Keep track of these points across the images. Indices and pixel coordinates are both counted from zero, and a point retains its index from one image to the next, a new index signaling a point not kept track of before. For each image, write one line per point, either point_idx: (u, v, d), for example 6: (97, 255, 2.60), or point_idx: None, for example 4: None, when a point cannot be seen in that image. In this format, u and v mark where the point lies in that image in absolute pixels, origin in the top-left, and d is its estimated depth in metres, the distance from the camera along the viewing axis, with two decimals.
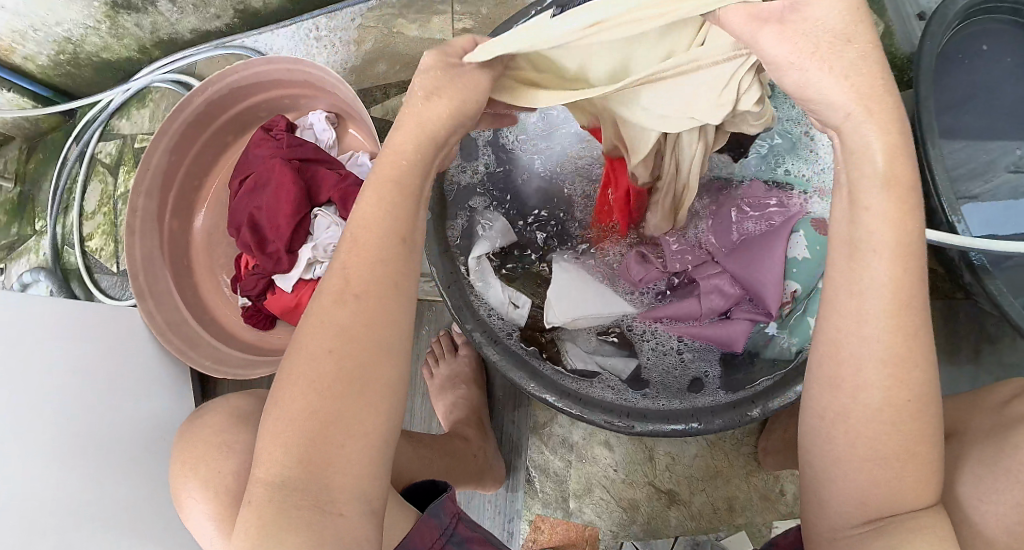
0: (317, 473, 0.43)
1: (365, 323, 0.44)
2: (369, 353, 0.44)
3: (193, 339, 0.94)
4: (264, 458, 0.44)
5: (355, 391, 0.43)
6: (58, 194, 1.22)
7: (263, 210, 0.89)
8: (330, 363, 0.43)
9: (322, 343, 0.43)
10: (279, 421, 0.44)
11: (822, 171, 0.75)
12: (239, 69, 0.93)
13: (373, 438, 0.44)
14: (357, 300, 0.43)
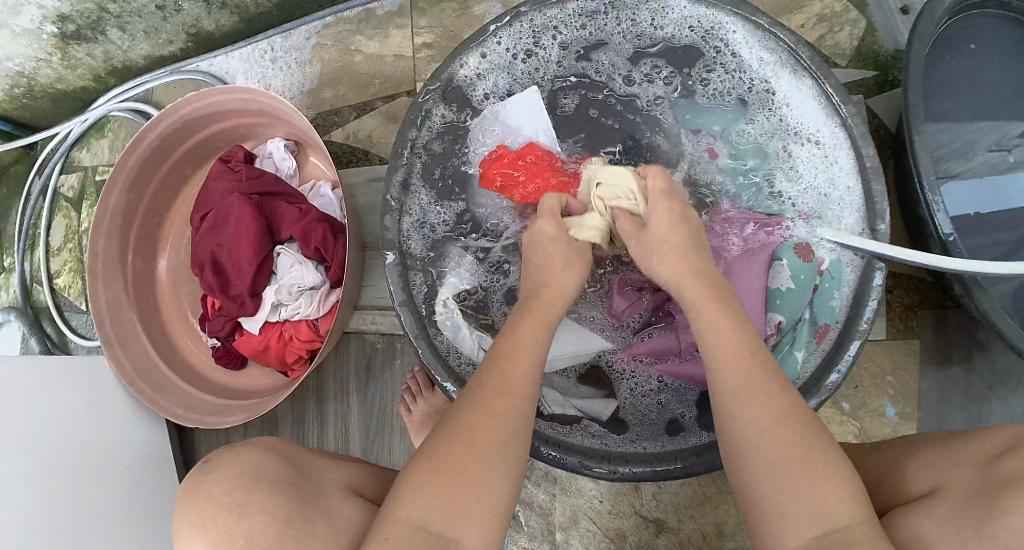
0: (455, 509, 0.50)
1: (517, 393, 0.55)
2: (518, 417, 0.54)
3: (165, 386, 0.91)
4: (408, 502, 0.50)
5: (507, 438, 0.53)
6: (22, 231, 1.18)
7: (225, 249, 0.86)
8: (485, 426, 0.53)
9: (487, 402, 0.54)
10: (443, 458, 0.51)
11: (805, 188, 0.74)
12: (191, 100, 0.89)
13: (502, 490, 0.52)
14: (511, 383, 0.55)
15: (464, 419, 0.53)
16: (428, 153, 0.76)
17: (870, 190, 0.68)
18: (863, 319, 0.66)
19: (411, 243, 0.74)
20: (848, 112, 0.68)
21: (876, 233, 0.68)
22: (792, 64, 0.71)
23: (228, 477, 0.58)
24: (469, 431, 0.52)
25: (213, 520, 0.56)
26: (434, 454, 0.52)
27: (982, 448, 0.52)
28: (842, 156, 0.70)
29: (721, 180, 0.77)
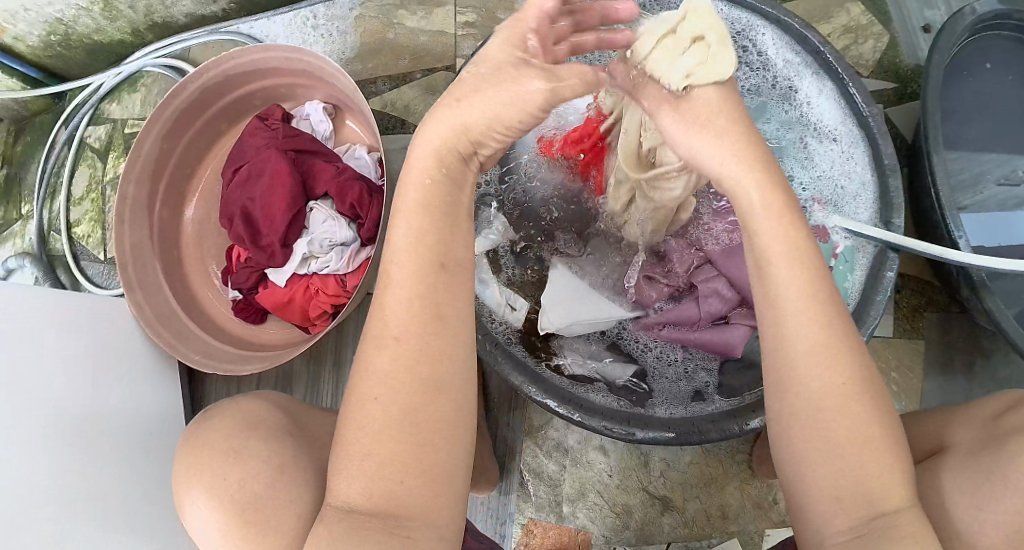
0: (386, 491, 0.44)
1: (427, 359, 0.45)
2: (431, 389, 0.45)
3: (183, 333, 0.91)
4: (338, 484, 0.45)
5: (414, 410, 0.44)
6: (45, 178, 1.19)
7: (257, 201, 0.87)
8: (395, 407, 0.44)
9: (384, 381, 0.45)
10: (357, 442, 0.45)
11: (820, 179, 0.78)
12: (234, 56, 0.91)
13: (443, 464, 0.45)
14: (398, 342, 0.45)
15: (359, 393, 0.45)
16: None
17: (886, 185, 0.70)
18: (876, 304, 0.67)
19: None
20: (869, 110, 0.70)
21: (890, 226, 0.70)
22: (817, 63, 0.73)
23: (227, 423, 0.57)
24: (369, 402, 0.45)
25: (206, 464, 0.54)
26: (348, 433, 0.45)
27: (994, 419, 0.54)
28: (857, 153, 0.73)
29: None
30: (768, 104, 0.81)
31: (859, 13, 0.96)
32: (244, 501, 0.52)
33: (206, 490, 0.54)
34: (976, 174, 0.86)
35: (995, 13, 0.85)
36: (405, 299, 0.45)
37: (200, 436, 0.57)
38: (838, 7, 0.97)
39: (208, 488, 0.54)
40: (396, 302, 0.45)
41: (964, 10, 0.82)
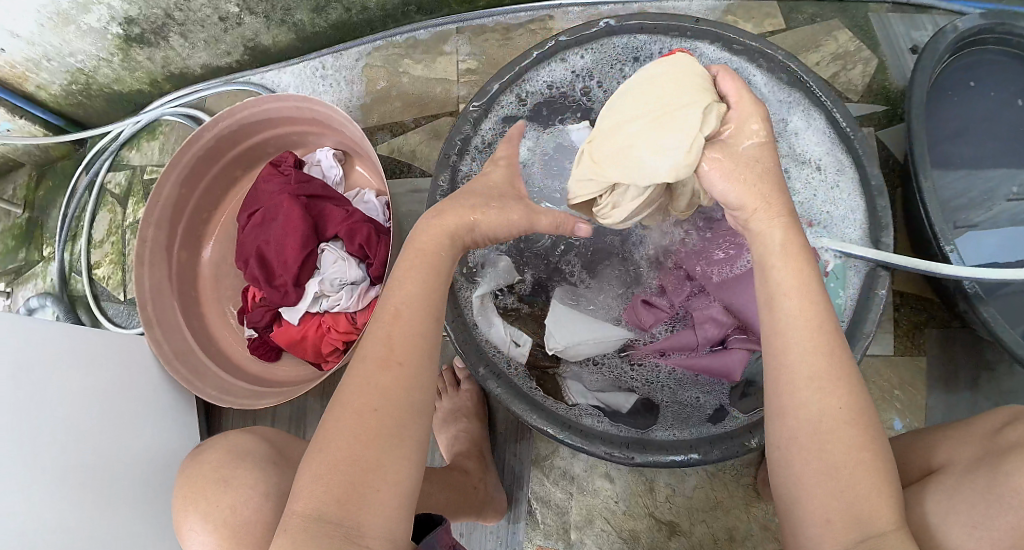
0: (344, 495, 0.49)
1: (401, 386, 0.53)
2: (405, 409, 0.52)
3: (199, 369, 0.95)
4: (301, 494, 0.50)
5: (395, 423, 0.51)
6: (67, 222, 1.24)
7: (270, 243, 0.91)
8: (370, 418, 0.51)
9: (373, 393, 0.52)
10: (329, 454, 0.50)
11: (798, 205, 0.82)
12: (249, 105, 0.96)
13: (398, 486, 0.51)
14: (399, 365, 0.53)
15: (345, 405, 0.52)
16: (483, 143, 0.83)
17: (874, 205, 0.74)
18: (868, 321, 0.71)
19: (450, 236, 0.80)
20: (854, 136, 0.75)
21: (879, 244, 0.74)
22: (804, 94, 0.78)
23: (217, 457, 0.66)
24: (350, 416, 0.51)
25: (201, 494, 0.64)
26: (316, 447, 0.51)
27: (988, 425, 0.56)
28: (846, 178, 0.77)
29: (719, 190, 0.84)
30: None
31: (846, 40, 1.01)
32: (236, 523, 0.61)
33: (201, 516, 0.63)
34: (972, 195, 0.90)
35: (979, 29, 0.87)
36: (404, 336, 0.54)
37: (192, 469, 0.66)
38: (826, 35, 1.01)
39: (201, 516, 0.63)
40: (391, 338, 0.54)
41: (945, 30, 0.84)
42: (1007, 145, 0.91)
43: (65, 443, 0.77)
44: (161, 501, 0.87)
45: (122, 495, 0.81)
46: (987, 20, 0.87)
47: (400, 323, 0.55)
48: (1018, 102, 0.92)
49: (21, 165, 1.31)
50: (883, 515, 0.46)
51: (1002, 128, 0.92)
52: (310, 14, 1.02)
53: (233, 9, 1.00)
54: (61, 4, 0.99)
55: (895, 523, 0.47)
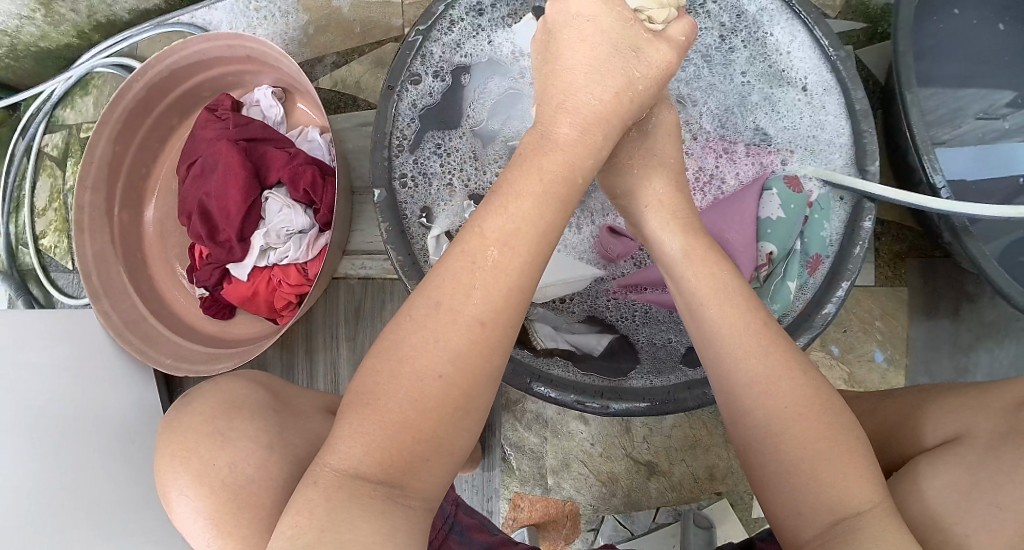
0: (403, 459, 0.42)
1: (483, 346, 0.44)
2: (473, 382, 0.44)
3: (152, 336, 0.90)
4: (338, 445, 0.43)
5: (466, 395, 0.44)
6: (7, 195, 1.15)
7: (213, 196, 0.84)
8: (435, 384, 0.43)
9: (442, 356, 0.44)
10: (387, 405, 0.43)
11: (783, 128, 0.76)
12: (177, 48, 0.87)
13: (455, 454, 0.44)
14: (481, 327, 0.44)
15: (416, 363, 0.44)
16: (439, 57, 0.74)
17: (859, 130, 0.69)
18: (855, 254, 0.66)
19: (394, 184, 0.71)
20: (841, 60, 0.69)
21: (865, 172, 0.69)
22: (785, 8, 0.71)
23: (181, 416, 0.59)
24: (396, 375, 0.43)
25: (162, 462, 0.57)
26: (362, 393, 0.44)
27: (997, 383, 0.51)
28: (829, 100, 0.71)
29: (705, 106, 0.79)
30: (732, 49, 0.77)
31: None
32: (235, 486, 0.53)
33: (192, 482, 0.54)
34: (955, 122, 0.84)
35: None
36: (499, 280, 0.45)
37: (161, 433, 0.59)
38: None
39: (167, 488, 0.56)
40: (474, 289, 0.45)
41: None
42: (991, 70, 0.84)
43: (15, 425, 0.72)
44: (124, 482, 0.84)
45: (81, 475, 0.78)
46: None
47: (477, 274, 0.45)
48: (999, 26, 0.84)
49: None
50: (856, 480, 0.43)
51: (986, 53, 0.84)
52: None
53: None
54: None
55: (874, 481, 0.43)
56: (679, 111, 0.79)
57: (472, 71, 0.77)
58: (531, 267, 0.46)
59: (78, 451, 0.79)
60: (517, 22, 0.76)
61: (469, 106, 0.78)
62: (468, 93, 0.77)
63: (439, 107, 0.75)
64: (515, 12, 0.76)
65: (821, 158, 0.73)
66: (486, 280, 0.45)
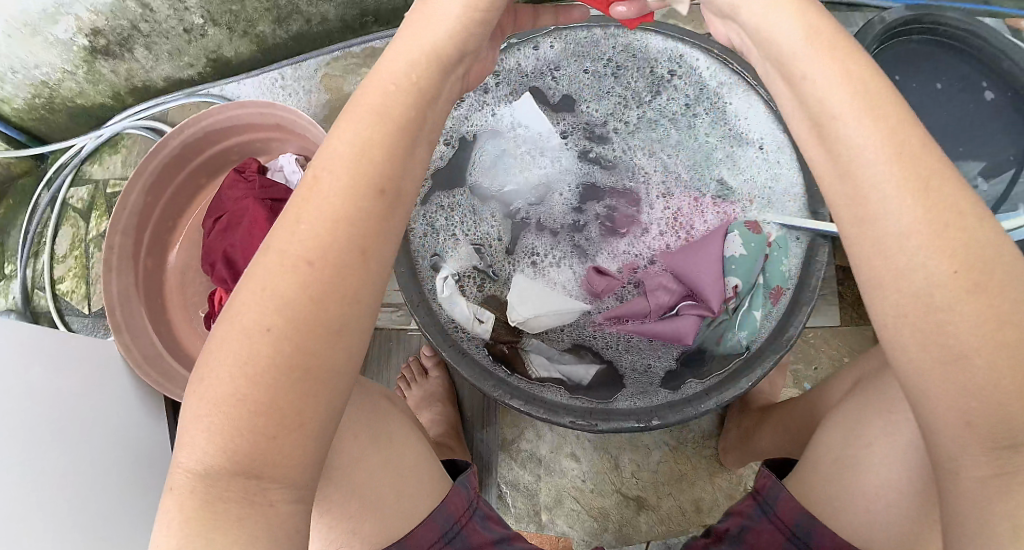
0: (248, 445, 0.42)
1: (317, 295, 0.41)
2: (314, 340, 0.41)
3: (171, 372, 0.96)
4: (187, 441, 0.43)
5: (302, 356, 0.41)
6: (28, 239, 1.24)
7: (237, 247, 0.92)
8: (262, 355, 0.41)
9: (262, 313, 0.41)
10: (213, 389, 0.42)
11: (745, 181, 0.85)
12: (212, 112, 0.98)
13: (308, 435, 0.43)
14: (310, 267, 0.41)
15: (241, 327, 0.42)
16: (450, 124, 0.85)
17: (810, 182, 0.78)
18: (810, 284, 0.75)
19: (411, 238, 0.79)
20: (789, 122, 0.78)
21: (817, 216, 0.78)
22: (740, 80, 0.81)
23: None
24: None
25: None
26: (194, 382, 0.43)
27: None
28: (783, 157, 0.81)
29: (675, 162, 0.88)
30: (696, 115, 0.86)
31: None
32: None
33: None
34: None
35: (905, 20, 0.96)
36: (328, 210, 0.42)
37: None
38: None
39: None
40: (298, 226, 0.42)
41: (872, 20, 0.93)
42: (933, 126, 0.99)
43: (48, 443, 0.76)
44: (132, 511, 0.86)
45: (96, 499, 0.81)
46: (911, 12, 0.96)
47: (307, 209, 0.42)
48: (939, 85, 1.00)
49: None
50: None
51: (930, 113, 1.00)
52: (272, 26, 1.08)
53: (198, 21, 1.05)
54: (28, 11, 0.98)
55: None
56: (651, 168, 0.88)
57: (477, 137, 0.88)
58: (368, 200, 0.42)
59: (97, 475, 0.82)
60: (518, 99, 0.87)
61: (472, 166, 0.87)
62: (474, 155, 0.88)
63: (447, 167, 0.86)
64: (516, 90, 0.88)
65: (779, 203, 0.82)
66: (318, 212, 0.41)
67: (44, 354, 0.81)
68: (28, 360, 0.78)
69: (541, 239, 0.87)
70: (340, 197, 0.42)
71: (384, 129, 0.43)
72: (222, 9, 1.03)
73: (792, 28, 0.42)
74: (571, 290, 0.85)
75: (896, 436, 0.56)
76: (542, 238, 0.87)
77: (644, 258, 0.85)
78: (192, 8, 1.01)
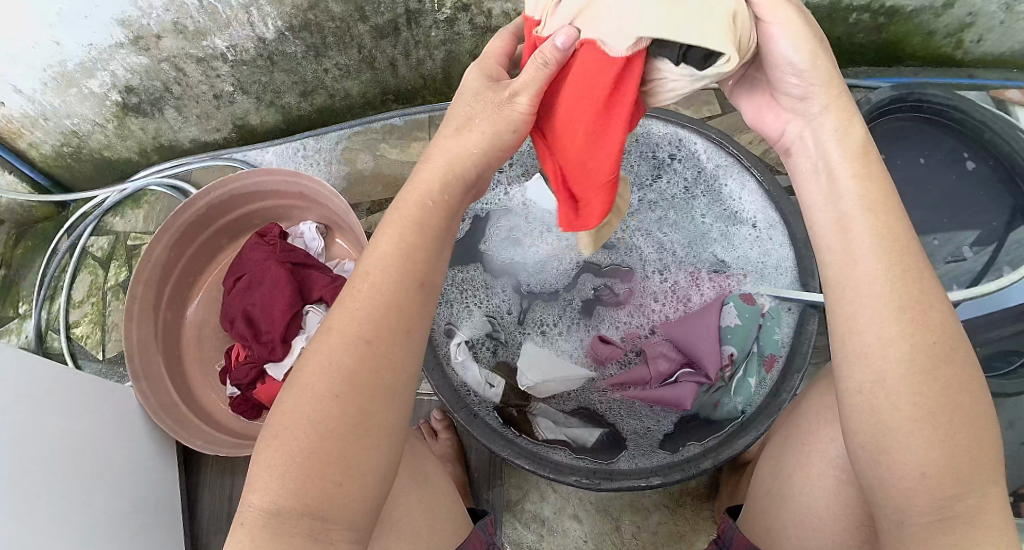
0: (318, 489, 0.46)
1: (368, 359, 0.48)
2: (373, 405, 0.48)
3: (185, 421, 0.99)
4: (257, 488, 0.47)
5: (362, 410, 0.48)
6: (45, 283, 1.28)
7: (258, 306, 0.98)
8: (331, 405, 0.47)
9: (332, 375, 0.48)
10: (287, 438, 0.47)
11: (739, 257, 0.92)
12: (238, 177, 1.04)
13: (373, 483, 0.48)
14: (364, 340, 0.48)
15: (311, 385, 0.48)
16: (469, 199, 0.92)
17: (803, 261, 0.83)
18: (802, 353, 0.79)
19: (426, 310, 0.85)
20: (780, 201, 0.85)
21: (808, 288, 0.83)
22: (736, 163, 0.88)
23: None
24: None
25: None
26: (268, 432, 0.48)
27: None
28: (776, 233, 0.87)
29: (675, 240, 0.95)
30: (694, 196, 0.94)
31: None
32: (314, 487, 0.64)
33: None
34: None
35: (891, 99, 1.05)
36: (364, 305, 0.49)
37: None
38: None
39: None
40: (353, 309, 0.49)
41: (860, 102, 1.03)
42: (921, 202, 1.07)
43: (51, 490, 0.79)
44: None
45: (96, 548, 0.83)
46: (897, 92, 1.04)
47: (356, 298, 0.49)
48: (921, 159, 1.09)
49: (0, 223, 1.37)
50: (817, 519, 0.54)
51: (924, 188, 1.08)
52: (298, 98, 1.16)
53: (228, 88, 1.13)
54: (65, 66, 1.04)
55: None
56: (648, 246, 0.95)
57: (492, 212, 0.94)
58: (404, 291, 0.50)
59: (97, 521, 0.84)
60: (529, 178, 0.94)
61: (486, 239, 0.94)
62: (489, 229, 0.94)
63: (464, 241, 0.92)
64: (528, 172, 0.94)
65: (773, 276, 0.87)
66: (367, 298, 0.49)
67: (61, 401, 0.85)
68: (44, 407, 0.82)
69: (548, 309, 0.93)
70: (381, 281, 0.50)
71: (417, 236, 0.52)
72: (252, 80, 1.11)
73: (827, 116, 0.54)
74: (577, 358, 0.90)
75: (809, 466, 0.62)
76: (551, 308, 0.93)
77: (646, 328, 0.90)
78: (223, 76, 1.09)
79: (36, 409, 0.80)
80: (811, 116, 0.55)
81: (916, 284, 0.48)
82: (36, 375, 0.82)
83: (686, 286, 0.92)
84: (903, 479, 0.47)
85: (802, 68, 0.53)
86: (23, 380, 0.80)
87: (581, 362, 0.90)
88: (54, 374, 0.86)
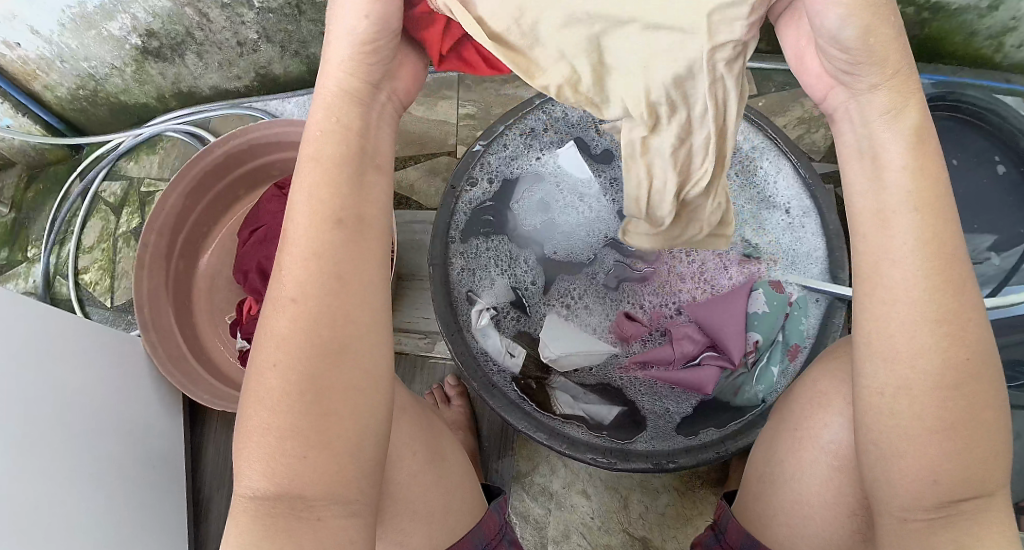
0: (285, 467, 0.43)
1: (308, 324, 0.43)
2: (326, 364, 0.43)
3: (193, 374, 0.97)
4: (239, 474, 0.45)
5: (311, 378, 0.43)
6: (56, 227, 1.26)
7: (273, 259, 0.95)
8: (277, 377, 0.43)
9: (274, 347, 0.44)
10: (251, 423, 0.44)
11: (769, 241, 0.89)
12: (259, 126, 1.01)
13: (356, 453, 0.44)
14: (295, 302, 0.44)
15: (258, 361, 0.45)
16: (498, 163, 0.89)
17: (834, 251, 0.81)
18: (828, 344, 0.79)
19: (450, 277, 0.83)
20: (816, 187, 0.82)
21: (837, 280, 0.82)
22: (774, 146, 0.85)
23: None
24: None
25: None
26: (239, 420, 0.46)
27: None
28: (808, 220, 0.85)
29: None
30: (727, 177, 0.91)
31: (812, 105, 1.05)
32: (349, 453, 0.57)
33: None
34: None
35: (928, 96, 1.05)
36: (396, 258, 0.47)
37: None
38: (793, 101, 1.06)
39: None
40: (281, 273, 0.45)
41: None
42: (953, 201, 1.04)
43: (54, 434, 0.78)
44: (128, 510, 0.87)
45: (97, 495, 0.82)
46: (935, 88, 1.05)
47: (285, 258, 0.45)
48: (951, 162, 1.04)
49: (12, 165, 1.35)
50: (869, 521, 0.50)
51: (953, 187, 1.05)
52: (325, 49, 1.13)
53: (253, 36, 1.09)
54: (84, 7, 1.01)
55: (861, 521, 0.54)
56: None
57: (522, 177, 0.91)
58: (328, 231, 0.44)
59: (100, 467, 0.84)
60: (562, 146, 0.91)
61: (513, 205, 0.91)
62: (518, 195, 0.91)
63: (490, 207, 0.90)
64: (561, 139, 0.92)
65: (802, 264, 0.85)
66: (289, 260, 0.44)
67: (67, 346, 0.83)
68: (49, 352, 0.80)
69: (573, 281, 0.90)
70: (305, 232, 0.44)
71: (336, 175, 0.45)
72: (278, 28, 1.07)
73: (878, 97, 0.45)
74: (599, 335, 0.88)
75: (801, 455, 0.58)
76: (575, 281, 0.90)
77: (672, 308, 0.88)
78: (249, 23, 1.06)
79: (42, 352, 0.79)
80: (857, 93, 0.46)
81: (945, 272, 0.43)
82: (43, 319, 0.81)
83: (715, 267, 0.89)
84: (912, 485, 0.44)
85: (850, 45, 0.44)
86: (30, 326, 0.78)
87: (604, 338, 0.88)
88: (62, 319, 0.85)
